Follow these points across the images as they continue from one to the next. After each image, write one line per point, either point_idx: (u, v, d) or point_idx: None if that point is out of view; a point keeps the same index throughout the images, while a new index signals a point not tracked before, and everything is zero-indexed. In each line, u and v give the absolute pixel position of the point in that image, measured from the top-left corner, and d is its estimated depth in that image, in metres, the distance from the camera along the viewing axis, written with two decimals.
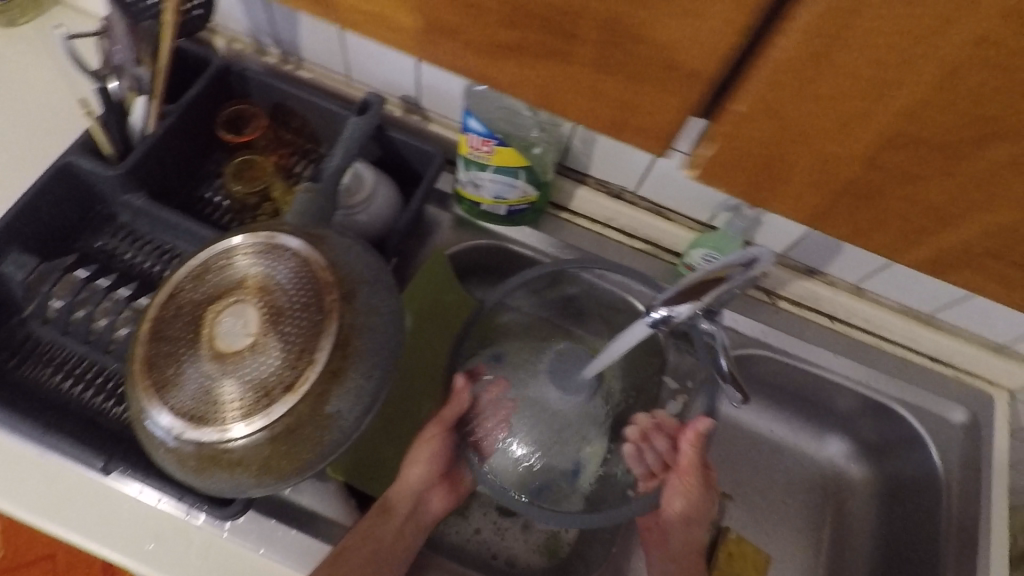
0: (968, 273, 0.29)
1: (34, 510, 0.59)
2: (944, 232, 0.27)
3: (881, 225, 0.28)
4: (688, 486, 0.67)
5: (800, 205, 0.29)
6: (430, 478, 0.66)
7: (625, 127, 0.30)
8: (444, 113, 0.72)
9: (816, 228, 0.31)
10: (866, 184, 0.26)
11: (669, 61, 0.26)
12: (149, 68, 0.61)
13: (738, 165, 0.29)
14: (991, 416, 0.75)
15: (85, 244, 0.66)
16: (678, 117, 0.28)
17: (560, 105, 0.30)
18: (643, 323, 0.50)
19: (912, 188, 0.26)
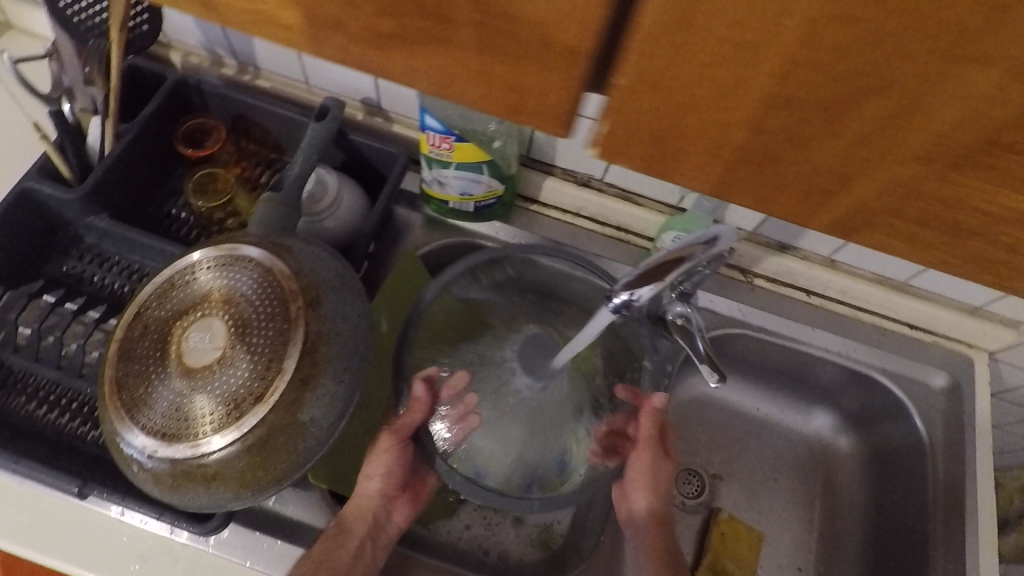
0: (904, 239, 0.22)
1: (17, 539, 0.58)
2: (878, 181, 0.20)
3: (803, 181, 0.21)
4: (652, 463, 0.66)
5: (702, 163, 0.22)
6: (389, 491, 0.64)
7: (524, 110, 0.22)
8: (405, 114, 0.72)
9: (724, 197, 0.23)
10: (768, 145, 0.20)
11: (548, 37, 0.19)
12: (101, 87, 0.63)
13: (612, 134, 0.22)
14: (972, 379, 0.75)
15: (52, 269, 0.66)
16: (581, 92, 0.21)
17: (447, 93, 0.23)
18: (606, 309, 0.50)
19: (846, 122, 0.19)
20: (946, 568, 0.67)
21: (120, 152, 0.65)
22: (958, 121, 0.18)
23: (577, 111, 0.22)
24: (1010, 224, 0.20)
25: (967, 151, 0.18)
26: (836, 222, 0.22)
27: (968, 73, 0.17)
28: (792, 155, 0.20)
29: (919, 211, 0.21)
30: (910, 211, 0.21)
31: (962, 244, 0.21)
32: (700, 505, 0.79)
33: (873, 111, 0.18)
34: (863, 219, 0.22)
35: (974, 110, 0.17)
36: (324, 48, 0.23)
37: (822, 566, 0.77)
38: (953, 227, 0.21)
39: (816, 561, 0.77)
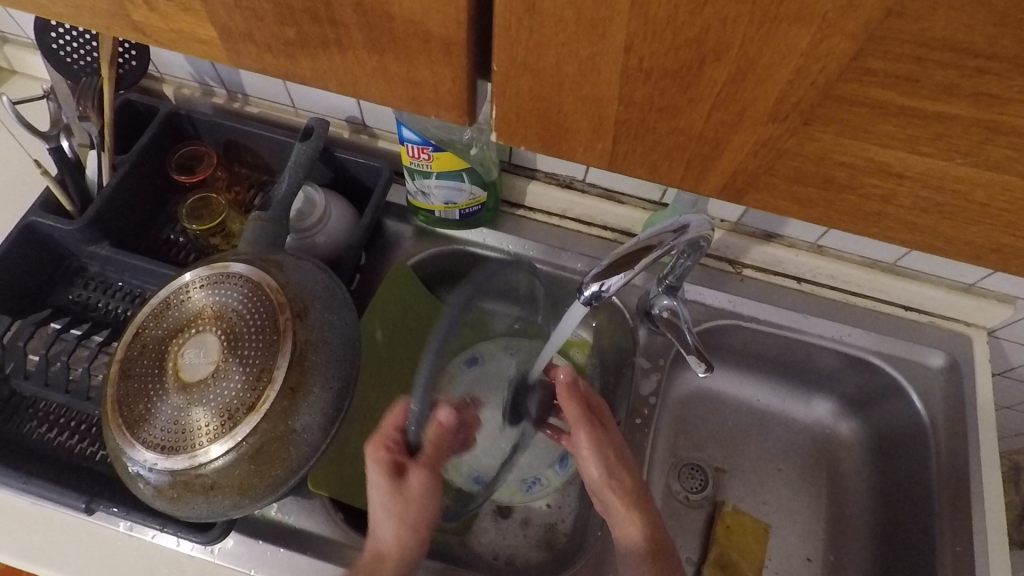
0: (781, 198, 0.24)
1: (32, 559, 0.60)
2: (742, 147, 0.23)
3: (677, 150, 0.24)
4: (598, 435, 0.64)
5: (587, 139, 0.24)
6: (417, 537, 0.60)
7: (427, 102, 0.25)
8: (387, 129, 0.74)
9: (616, 167, 0.26)
10: (641, 115, 0.23)
11: (426, 33, 0.22)
12: (96, 122, 0.66)
13: (509, 117, 0.25)
14: (970, 357, 0.74)
15: (58, 298, 0.69)
16: (468, 83, 0.24)
17: (358, 91, 0.25)
18: (580, 303, 0.51)
19: (694, 94, 0.21)
20: (953, 551, 0.65)
21: (117, 183, 0.68)
22: (794, 78, 0.20)
23: (473, 99, 0.25)
24: (873, 175, 0.22)
25: (811, 106, 0.20)
26: (723, 183, 0.24)
27: (788, 34, 0.19)
28: (663, 123, 0.23)
29: (789, 167, 0.23)
30: (783, 169, 0.23)
31: (838, 196, 0.23)
32: (703, 500, 0.78)
33: (719, 77, 0.20)
34: (744, 178, 0.24)
35: (804, 65, 0.19)
36: (250, 63, 0.26)
37: (830, 555, 0.76)
38: (825, 180, 0.23)
39: (825, 551, 0.77)
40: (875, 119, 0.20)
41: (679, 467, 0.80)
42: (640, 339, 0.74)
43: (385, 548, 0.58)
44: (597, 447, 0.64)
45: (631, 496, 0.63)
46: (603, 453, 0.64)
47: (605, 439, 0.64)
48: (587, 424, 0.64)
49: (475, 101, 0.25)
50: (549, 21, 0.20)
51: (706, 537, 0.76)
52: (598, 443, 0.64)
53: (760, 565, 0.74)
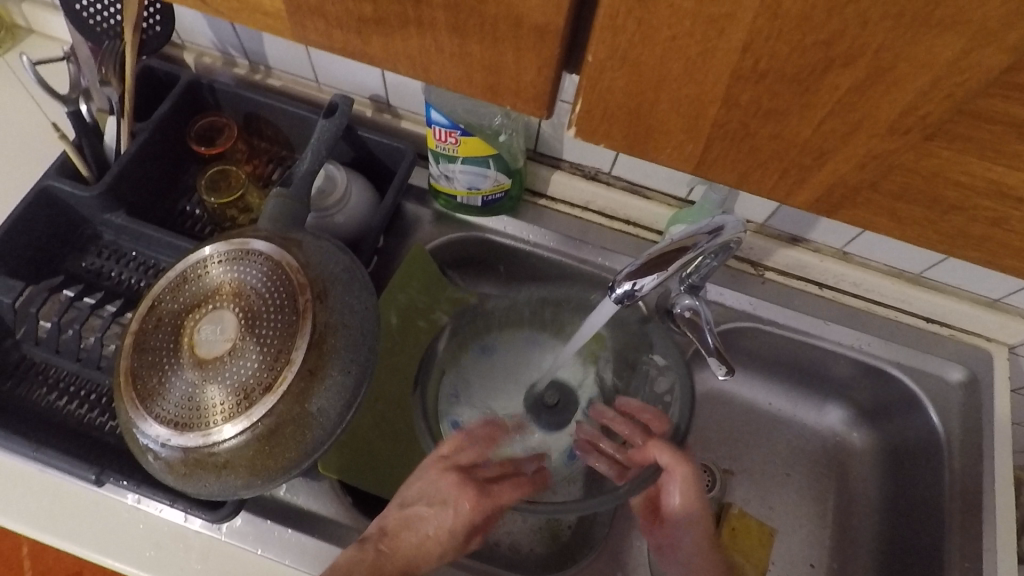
0: (873, 213, 0.24)
1: (36, 526, 0.60)
2: (847, 159, 0.23)
3: (776, 158, 0.24)
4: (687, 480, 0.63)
5: (676, 141, 0.24)
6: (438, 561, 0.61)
7: (502, 91, 0.24)
8: (413, 109, 0.73)
9: (700, 175, 0.26)
10: (742, 118, 0.22)
11: (516, 15, 0.21)
12: (116, 87, 0.64)
13: (593, 113, 0.24)
14: (990, 374, 0.73)
15: (71, 265, 0.68)
16: (553, 74, 0.23)
17: (426, 73, 0.25)
18: (609, 300, 0.50)
19: (810, 101, 0.21)
20: (962, 566, 0.65)
21: (134, 152, 0.66)
22: (927, 89, 0.20)
23: (554, 92, 0.24)
24: (987, 196, 0.22)
25: (936, 121, 0.20)
26: (815, 196, 0.25)
27: (930, 42, 0.19)
28: (766, 130, 0.23)
29: (896, 182, 0.23)
30: (885, 184, 0.23)
31: (942, 215, 0.23)
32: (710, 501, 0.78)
33: (841, 83, 0.20)
34: (843, 191, 0.24)
35: (943, 75, 0.19)
36: (316, 37, 0.25)
37: (835, 563, 0.76)
38: (932, 198, 0.23)
39: (829, 559, 0.76)
40: (1007, 138, 0.20)
41: None
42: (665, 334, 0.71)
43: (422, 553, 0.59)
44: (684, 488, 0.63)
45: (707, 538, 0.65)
46: (688, 496, 0.64)
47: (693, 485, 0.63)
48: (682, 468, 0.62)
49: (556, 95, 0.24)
50: (667, 15, 0.20)
51: None
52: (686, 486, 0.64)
53: (764, 568, 0.74)
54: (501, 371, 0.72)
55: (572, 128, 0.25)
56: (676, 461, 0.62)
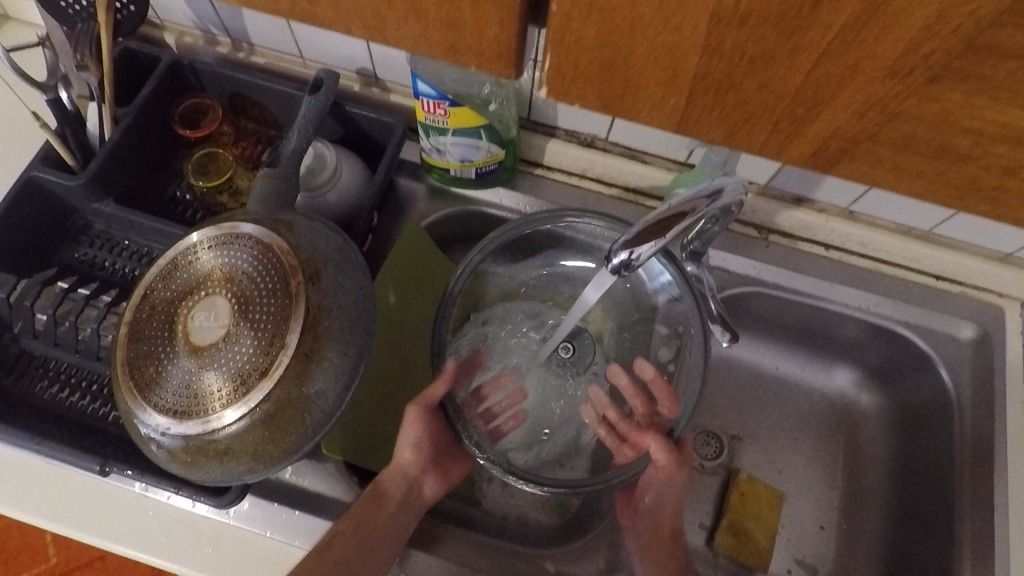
0: (869, 165, 0.24)
1: (47, 517, 0.61)
2: (842, 109, 0.22)
3: (765, 110, 0.23)
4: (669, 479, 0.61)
5: (658, 94, 0.24)
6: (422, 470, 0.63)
7: (464, 50, 0.25)
8: (401, 82, 0.70)
9: (685, 132, 0.26)
10: (726, 67, 0.22)
11: None
12: (94, 71, 0.62)
13: (565, 71, 0.24)
14: (1002, 329, 0.72)
15: (64, 257, 0.67)
16: (516, 28, 0.23)
17: (388, 38, 0.25)
18: (606, 270, 0.50)
19: (801, 46, 0.20)
20: (973, 523, 0.65)
21: (120, 138, 0.65)
22: (934, 22, 0.19)
23: (519, 48, 0.24)
24: (1000, 142, 0.21)
25: (942, 62, 0.19)
26: (811, 148, 0.24)
27: None
28: (752, 80, 0.22)
29: (900, 130, 0.22)
30: (886, 134, 0.22)
31: (951, 164, 0.23)
32: (718, 466, 0.77)
33: (835, 22, 0.19)
34: (841, 143, 0.23)
35: (948, 7, 0.18)
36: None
37: (845, 524, 0.76)
38: (941, 146, 0.22)
39: (839, 520, 0.76)
40: (1020, 75, 0.19)
41: (694, 434, 0.79)
42: (659, 306, 0.67)
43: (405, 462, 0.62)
44: (663, 483, 0.62)
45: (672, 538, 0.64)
46: (666, 489, 0.63)
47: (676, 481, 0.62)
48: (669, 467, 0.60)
49: (524, 53, 0.25)
50: None
51: (719, 503, 0.76)
52: (665, 484, 0.62)
53: (774, 531, 0.74)
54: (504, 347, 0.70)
55: (545, 86, 0.25)
56: (668, 460, 0.60)
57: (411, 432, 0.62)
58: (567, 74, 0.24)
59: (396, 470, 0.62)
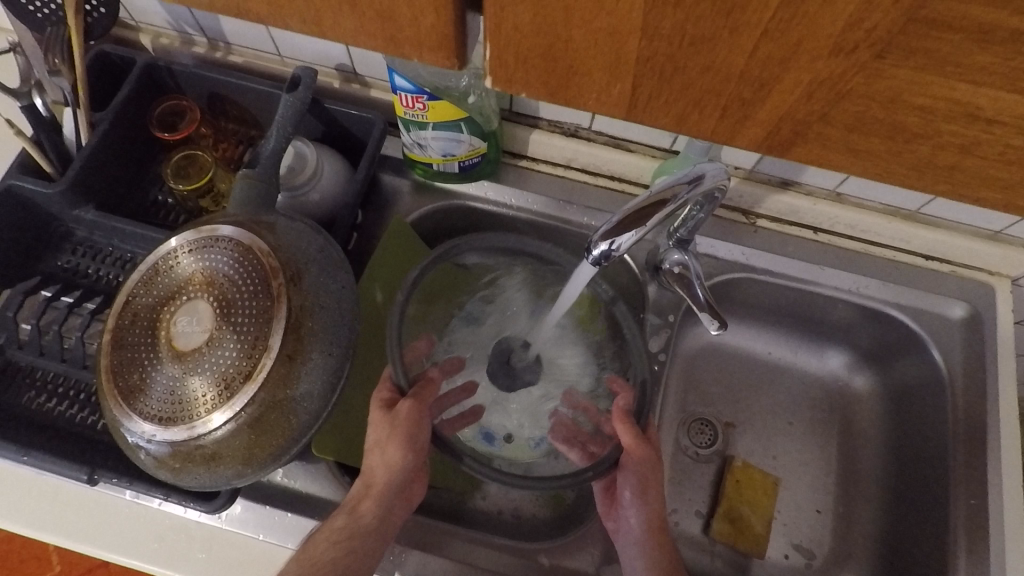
0: (822, 148, 0.23)
1: (41, 527, 0.61)
2: (790, 91, 0.22)
3: (712, 95, 0.23)
4: (648, 464, 0.59)
5: (604, 83, 0.24)
6: (409, 474, 0.58)
7: (405, 41, 0.24)
8: (380, 77, 0.70)
9: (636, 121, 0.25)
10: (667, 50, 0.21)
11: None
12: (68, 76, 0.61)
13: (507, 62, 0.24)
14: (992, 308, 0.72)
15: (47, 265, 0.67)
16: (453, 15, 0.22)
17: (330, 32, 0.25)
18: (587, 262, 0.49)
19: (741, 25, 0.20)
20: (967, 503, 0.65)
21: (97, 142, 0.64)
22: None
23: (460, 37, 0.24)
24: (952, 119, 0.21)
25: (887, 35, 0.19)
26: (764, 133, 0.24)
27: None
28: (696, 63, 0.22)
29: (851, 111, 0.21)
30: (839, 115, 0.22)
31: (905, 145, 0.22)
32: (713, 454, 0.77)
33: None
34: (793, 125, 0.23)
35: None
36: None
37: (840, 507, 0.76)
38: (894, 126, 0.22)
39: (835, 503, 0.76)
40: (968, 49, 0.19)
41: (688, 422, 0.79)
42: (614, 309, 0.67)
43: (387, 467, 0.56)
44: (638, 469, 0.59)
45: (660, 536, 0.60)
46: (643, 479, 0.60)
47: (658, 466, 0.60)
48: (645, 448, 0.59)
49: (466, 43, 0.24)
50: None
51: (715, 490, 0.76)
52: (644, 469, 0.59)
53: (770, 518, 0.74)
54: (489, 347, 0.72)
55: (490, 79, 0.25)
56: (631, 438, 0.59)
57: (410, 431, 0.57)
58: (509, 64, 0.24)
59: (381, 481, 0.56)
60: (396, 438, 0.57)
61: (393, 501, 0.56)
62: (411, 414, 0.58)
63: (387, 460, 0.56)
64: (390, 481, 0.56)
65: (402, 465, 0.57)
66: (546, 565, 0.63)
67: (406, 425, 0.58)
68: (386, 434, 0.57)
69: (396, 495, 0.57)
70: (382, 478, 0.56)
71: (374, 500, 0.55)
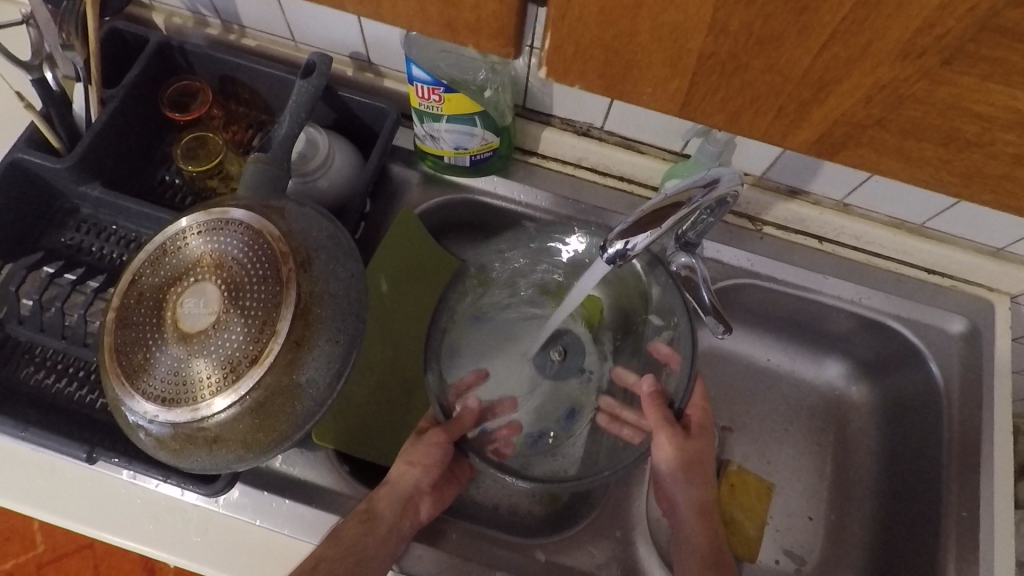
0: (873, 152, 0.24)
1: (33, 505, 0.60)
2: (848, 94, 0.22)
3: (769, 96, 0.23)
4: (682, 448, 0.64)
5: (661, 79, 0.24)
6: (419, 485, 0.62)
7: (461, 27, 0.24)
8: (395, 67, 0.69)
9: (687, 118, 0.25)
10: (730, 47, 0.22)
11: None
12: (81, 51, 0.60)
13: (565, 51, 0.24)
14: (991, 323, 0.72)
15: (50, 241, 0.66)
16: (515, 4, 0.23)
17: (381, 11, 0.25)
18: (600, 261, 0.50)
19: (810, 25, 0.20)
20: (959, 515, 0.65)
21: (107, 120, 0.64)
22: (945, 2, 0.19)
23: (518, 27, 0.24)
24: (1007, 129, 0.21)
25: (955, 42, 0.19)
26: (815, 135, 0.24)
27: None
28: (758, 61, 0.22)
29: (907, 115, 0.22)
30: (895, 120, 0.22)
31: (956, 153, 0.22)
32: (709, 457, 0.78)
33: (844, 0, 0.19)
34: (845, 128, 0.23)
35: None
36: None
37: (833, 515, 0.76)
38: (947, 134, 0.22)
39: (827, 511, 0.77)
40: None
41: None
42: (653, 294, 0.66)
43: (400, 475, 0.61)
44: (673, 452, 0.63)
45: (704, 516, 0.65)
46: (678, 460, 0.64)
47: (698, 446, 0.65)
48: (676, 434, 0.63)
49: (523, 31, 0.24)
50: None
51: None
52: (675, 443, 0.63)
53: (763, 523, 0.74)
54: (504, 333, 0.69)
55: (547, 70, 0.25)
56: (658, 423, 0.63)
57: (423, 444, 0.62)
58: (568, 56, 0.24)
59: (392, 488, 0.60)
60: (410, 450, 0.62)
61: (404, 505, 0.60)
62: (431, 433, 0.63)
63: (402, 467, 0.62)
64: (401, 485, 0.61)
65: (412, 473, 0.61)
66: (542, 561, 0.63)
67: (420, 440, 0.63)
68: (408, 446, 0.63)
69: (406, 502, 0.60)
70: (395, 483, 0.61)
71: (387, 497, 0.60)
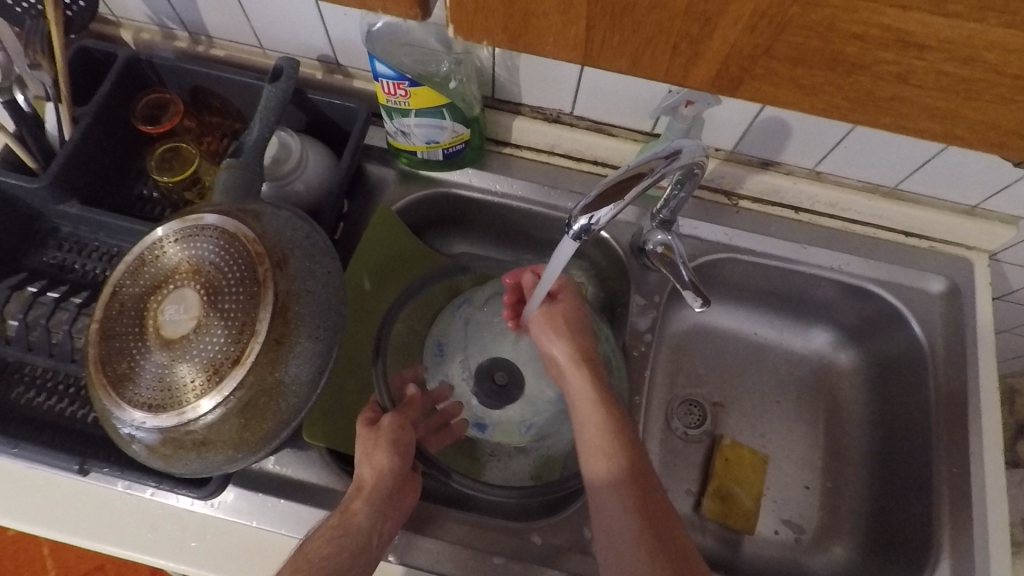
0: (766, 85, 0.28)
1: (31, 521, 0.61)
2: (724, 32, 0.27)
3: (658, 40, 0.28)
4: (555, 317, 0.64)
5: (563, 31, 0.29)
6: (397, 476, 0.57)
7: None
8: (363, 68, 0.70)
9: (596, 66, 0.31)
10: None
11: None
12: (49, 69, 0.60)
13: (470, 6, 0.29)
14: (971, 282, 0.73)
15: (33, 261, 0.67)
16: None
17: None
18: (569, 239, 0.50)
19: None
20: (950, 471, 0.66)
21: (80, 136, 0.64)
22: None
23: None
24: (883, 48, 0.25)
25: None
26: (712, 75, 0.29)
27: None
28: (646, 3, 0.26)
29: (798, 43, 0.26)
30: (780, 50, 0.27)
31: (847, 75, 0.27)
32: (702, 434, 0.78)
33: None
34: (738, 63, 0.28)
35: None
36: None
37: (828, 483, 0.77)
38: (832, 58, 0.26)
39: (823, 479, 0.77)
40: None
41: (676, 403, 0.80)
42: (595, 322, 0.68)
43: (371, 474, 0.56)
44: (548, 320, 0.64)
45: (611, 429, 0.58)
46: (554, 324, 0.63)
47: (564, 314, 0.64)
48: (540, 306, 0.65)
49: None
50: None
51: (705, 470, 0.77)
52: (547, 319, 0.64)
53: (759, 494, 0.75)
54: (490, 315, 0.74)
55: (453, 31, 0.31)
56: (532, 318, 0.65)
57: (395, 437, 0.59)
58: (481, 17, 0.30)
59: (369, 487, 0.56)
60: (383, 445, 0.58)
61: (387, 505, 0.56)
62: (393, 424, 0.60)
63: (376, 465, 0.57)
64: (380, 488, 0.56)
65: (391, 467, 0.57)
66: (539, 545, 0.64)
67: (390, 435, 0.59)
68: (370, 445, 0.59)
69: (389, 500, 0.56)
70: (372, 481, 0.56)
71: (364, 502, 0.54)
